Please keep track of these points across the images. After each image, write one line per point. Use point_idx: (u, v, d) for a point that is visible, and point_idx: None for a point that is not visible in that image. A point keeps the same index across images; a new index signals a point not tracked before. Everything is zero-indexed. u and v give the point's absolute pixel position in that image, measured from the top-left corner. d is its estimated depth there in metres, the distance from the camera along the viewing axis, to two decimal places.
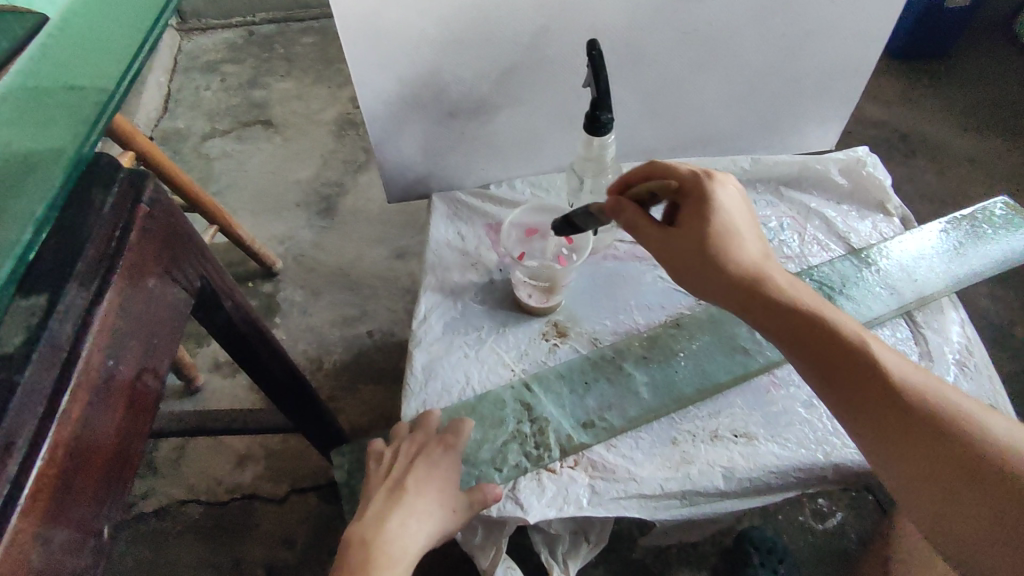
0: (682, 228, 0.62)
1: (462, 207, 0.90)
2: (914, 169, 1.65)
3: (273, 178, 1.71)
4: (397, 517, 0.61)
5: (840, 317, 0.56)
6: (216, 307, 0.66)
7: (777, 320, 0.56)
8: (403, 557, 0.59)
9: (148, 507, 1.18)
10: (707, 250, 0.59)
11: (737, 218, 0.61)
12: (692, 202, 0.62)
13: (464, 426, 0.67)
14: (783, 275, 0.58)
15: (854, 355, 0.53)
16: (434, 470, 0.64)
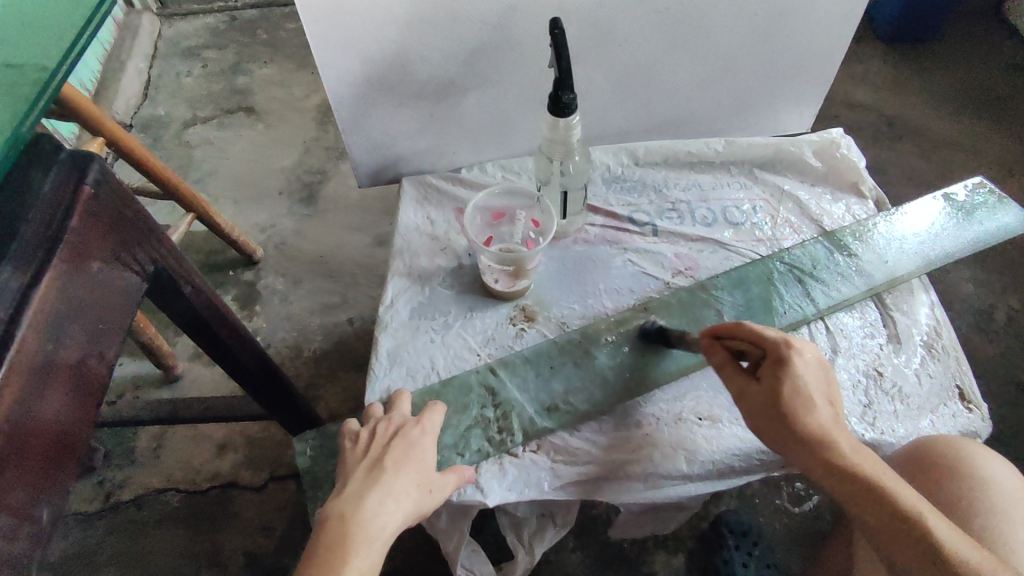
0: (762, 390, 0.58)
1: (432, 192, 0.88)
2: (899, 153, 1.64)
3: (254, 165, 1.70)
4: (375, 496, 0.56)
5: (902, 487, 0.54)
6: (176, 294, 0.65)
7: (846, 492, 0.54)
8: (382, 536, 0.55)
9: (127, 496, 1.18)
10: (784, 417, 0.56)
11: (817, 380, 0.58)
12: (774, 365, 0.58)
13: (438, 407, 0.66)
14: (853, 444, 0.56)
15: (916, 531, 0.52)
16: (414, 448, 0.61)
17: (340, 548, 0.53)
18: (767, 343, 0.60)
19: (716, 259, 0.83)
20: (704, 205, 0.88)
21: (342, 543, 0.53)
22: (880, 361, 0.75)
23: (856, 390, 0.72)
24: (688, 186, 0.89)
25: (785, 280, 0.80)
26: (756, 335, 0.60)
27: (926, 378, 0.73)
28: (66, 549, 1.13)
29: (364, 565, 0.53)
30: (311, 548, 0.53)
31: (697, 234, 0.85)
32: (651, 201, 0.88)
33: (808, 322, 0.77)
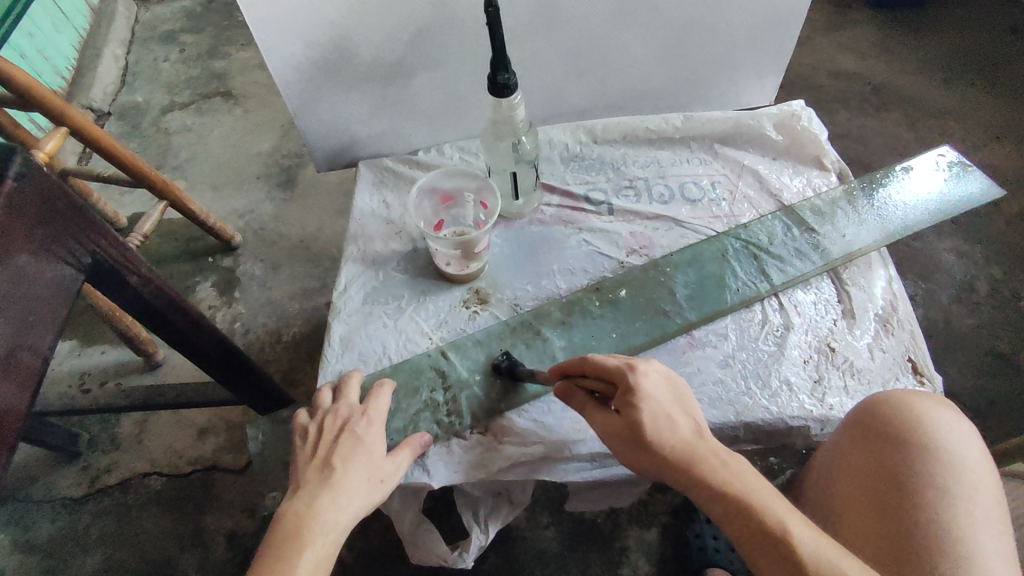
0: (620, 420, 0.57)
1: (388, 175, 0.88)
2: (885, 122, 1.60)
3: (232, 150, 1.69)
4: (327, 494, 0.55)
5: (766, 496, 0.53)
6: (121, 285, 0.66)
7: (713, 511, 0.53)
8: (336, 529, 0.54)
9: (112, 481, 1.20)
10: (644, 443, 0.56)
11: (670, 403, 0.58)
12: (623, 396, 0.58)
13: (383, 394, 0.65)
14: (720, 461, 0.55)
15: (774, 538, 0.50)
16: (362, 443, 0.60)
17: (293, 548, 0.52)
18: (610, 373, 0.59)
19: (672, 237, 0.82)
20: (662, 182, 0.87)
21: (294, 541, 0.52)
22: (833, 336, 0.74)
23: (807, 366, 0.72)
24: (646, 163, 0.89)
25: (740, 257, 0.79)
26: (598, 367, 0.60)
27: (879, 353, 0.73)
28: (54, 533, 1.15)
29: (319, 560, 0.52)
30: (262, 550, 0.52)
31: (653, 212, 0.84)
32: (608, 179, 0.87)
33: (761, 299, 0.76)
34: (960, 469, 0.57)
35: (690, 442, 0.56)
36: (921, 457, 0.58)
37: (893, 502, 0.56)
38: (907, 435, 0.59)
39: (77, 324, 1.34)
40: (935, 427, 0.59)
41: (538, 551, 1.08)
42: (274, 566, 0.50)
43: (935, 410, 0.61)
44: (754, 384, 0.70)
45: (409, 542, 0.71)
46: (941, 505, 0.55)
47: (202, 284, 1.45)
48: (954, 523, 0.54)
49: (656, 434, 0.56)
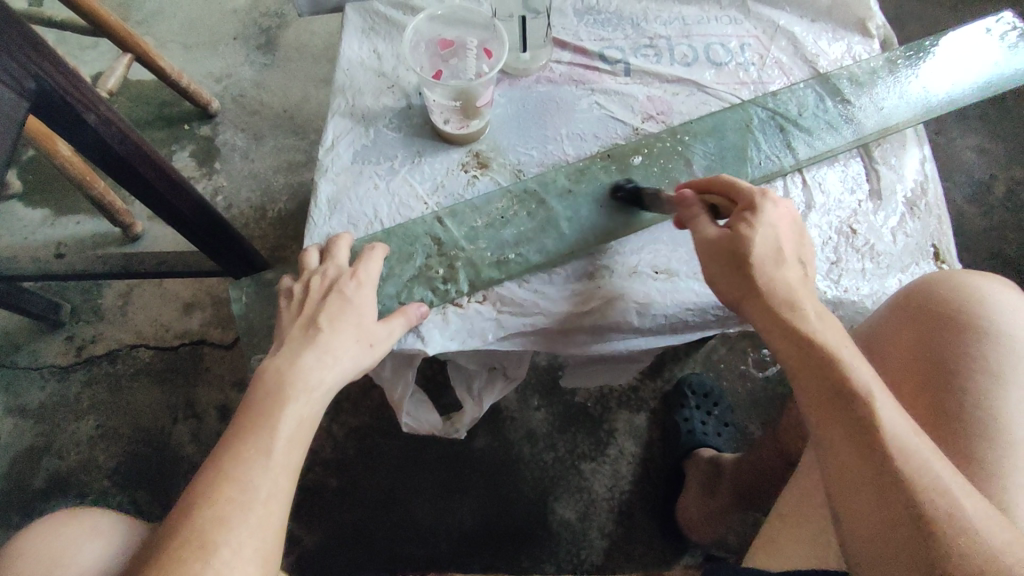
0: (721, 240, 0.54)
1: (379, 20, 0.78)
2: (925, 3, 1.46)
3: (205, 5, 1.52)
4: (311, 352, 0.52)
5: (855, 355, 0.49)
6: (77, 123, 0.59)
7: (791, 354, 0.50)
8: (321, 388, 0.51)
9: (98, 351, 1.18)
10: (743, 270, 0.53)
11: (788, 240, 0.54)
12: (741, 215, 0.55)
13: (375, 255, 0.60)
14: (815, 310, 0.52)
15: (851, 390, 0.47)
16: (350, 303, 0.56)
17: (275, 404, 0.49)
18: (738, 194, 0.57)
19: (692, 103, 0.75)
20: (686, 42, 0.77)
21: (275, 397, 0.49)
22: (856, 217, 0.69)
23: (825, 247, 0.67)
24: (670, 20, 0.79)
25: (765, 128, 0.73)
26: (728, 185, 0.57)
27: (901, 237, 0.68)
28: (45, 400, 1.14)
29: (302, 418, 0.50)
30: (242, 405, 0.49)
31: (674, 75, 0.76)
32: (627, 36, 0.78)
33: (783, 174, 0.71)
34: (1019, 354, 0.54)
35: (790, 287, 0.52)
36: (974, 342, 0.54)
37: (935, 381, 0.54)
38: (965, 321, 0.56)
39: (48, 191, 1.26)
40: (995, 311, 0.56)
41: (527, 430, 1.09)
42: (254, 422, 0.48)
43: (998, 294, 0.57)
44: None
45: (401, 411, 0.69)
46: (995, 395, 0.52)
47: (179, 153, 1.36)
48: (1004, 411, 0.51)
49: (760, 274, 0.52)
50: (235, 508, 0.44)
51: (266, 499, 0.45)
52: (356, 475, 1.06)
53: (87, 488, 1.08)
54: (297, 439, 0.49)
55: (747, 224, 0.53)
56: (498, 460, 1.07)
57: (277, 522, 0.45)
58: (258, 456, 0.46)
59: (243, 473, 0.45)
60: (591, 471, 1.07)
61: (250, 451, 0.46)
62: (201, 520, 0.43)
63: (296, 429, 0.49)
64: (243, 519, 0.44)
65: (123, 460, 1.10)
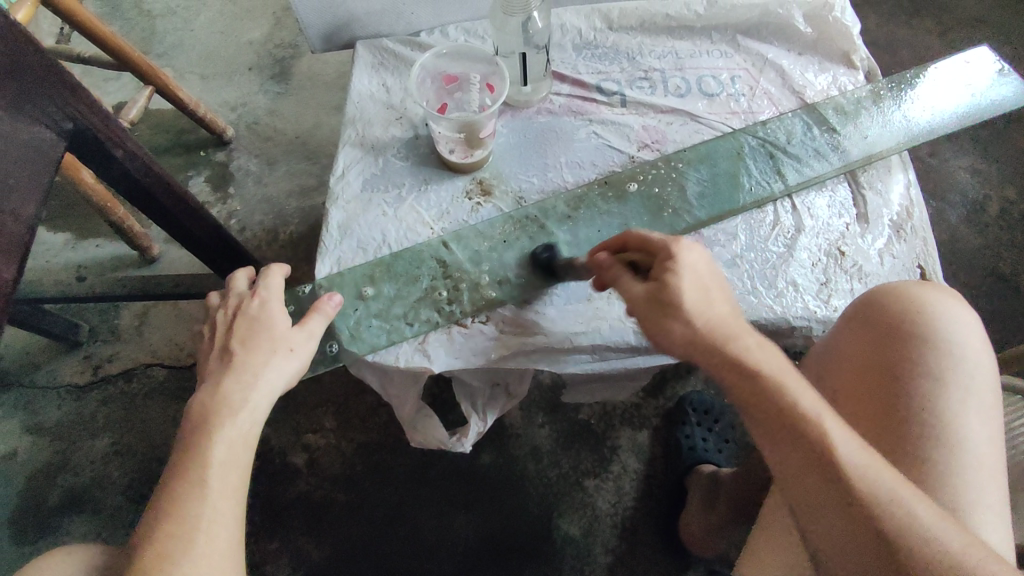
0: (649, 290, 0.56)
1: (388, 57, 0.83)
2: (916, 30, 1.50)
3: (222, 37, 1.59)
4: (230, 375, 0.55)
5: (801, 386, 0.51)
6: (107, 158, 0.63)
7: (741, 391, 0.52)
8: (246, 404, 0.55)
9: (115, 370, 1.21)
10: (673, 310, 0.54)
11: (707, 279, 0.56)
12: (661, 264, 0.56)
13: (274, 274, 0.64)
14: (756, 341, 0.54)
15: (803, 422, 0.49)
16: (257, 319, 0.59)
17: (204, 431, 0.52)
18: (652, 245, 0.58)
19: (686, 132, 0.78)
20: (679, 74, 0.82)
21: (203, 427, 0.53)
22: (845, 240, 0.71)
23: (815, 268, 0.69)
24: (664, 54, 0.83)
25: (756, 156, 0.76)
26: (642, 240, 0.59)
27: (889, 258, 0.70)
28: (61, 418, 1.17)
29: (234, 436, 0.53)
30: (175, 442, 0.53)
31: (668, 106, 0.80)
32: (622, 69, 0.82)
33: (774, 200, 0.74)
34: (959, 365, 0.57)
35: (725, 325, 0.54)
36: (918, 351, 0.57)
37: (885, 393, 0.57)
38: (911, 330, 0.58)
39: (71, 216, 1.31)
40: (937, 321, 0.58)
41: (532, 447, 1.12)
42: (186, 453, 0.51)
43: (937, 300, 0.60)
44: (759, 284, 0.68)
45: (408, 424, 0.71)
46: (941, 404, 0.55)
47: (195, 178, 1.41)
48: (949, 414, 0.55)
49: (698, 313, 0.54)
50: (182, 536, 0.47)
51: (209, 520, 0.49)
52: (363, 491, 1.08)
53: (100, 504, 1.10)
54: (233, 458, 0.52)
55: (670, 273, 0.54)
56: (503, 476, 1.09)
57: (229, 539, 0.49)
58: (198, 484, 0.50)
59: (184, 503, 0.49)
60: (593, 487, 1.09)
61: (188, 480, 0.50)
62: (148, 554, 0.47)
63: (231, 450, 0.52)
64: (191, 545, 0.47)
65: (137, 476, 1.13)
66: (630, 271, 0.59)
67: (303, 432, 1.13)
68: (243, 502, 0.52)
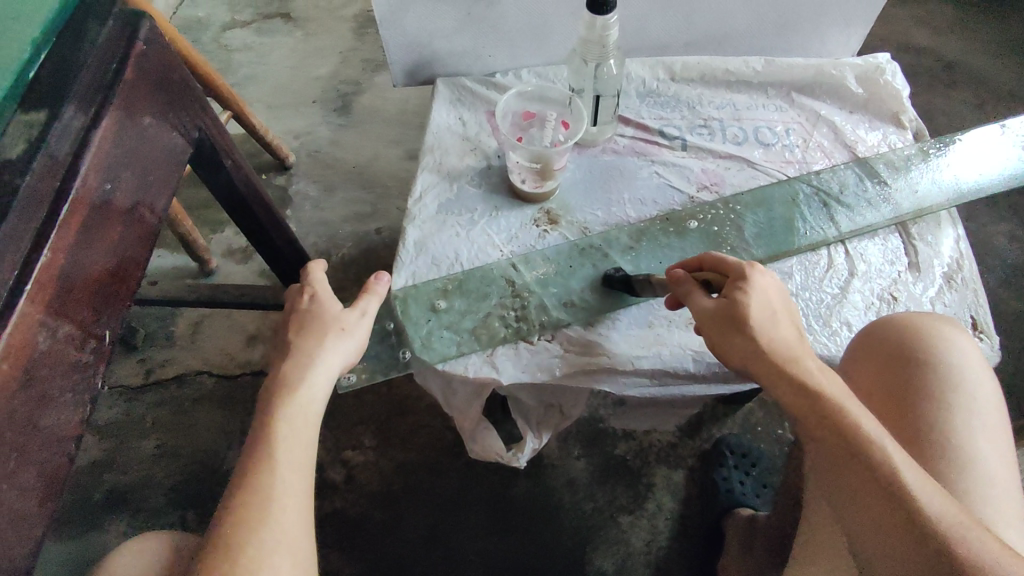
0: (718, 308, 0.58)
1: (465, 93, 0.89)
2: (952, 100, 1.56)
3: (292, 72, 1.70)
4: (289, 358, 0.58)
5: (862, 411, 0.54)
6: (217, 166, 0.69)
7: (804, 409, 0.55)
8: (305, 382, 0.56)
9: (168, 375, 1.26)
10: (744, 330, 0.56)
11: (778, 301, 0.59)
12: (733, 285, 0.58)
13: (318, 266, 0.65)
14: (817, 362, 0.57)
15: (871, 446, 0.51)
16: (309, 311, 0.61)
17: (269, 413, 0.54)
18: (727, 267, 0.61)
19: (743, 177, 0.83)
20: (737, 124, 0.87)
21: (268, 407, 0.55)
22: (896, 286, 0.75)
23: (868, 311, 0.72)
24: (723, 105, 0.89)
25: (810, 203, 0.80)
26: (718, 261, 0.62)
27: (940, 306, 0.73)
28: (112, 417, 1.21)
29: (295, 414, 0.55)
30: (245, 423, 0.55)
31: (726, 152, 0.85)
32: (683, 117, 0.87)
33: (828, 244, 0.77)
34: (965, 384, 0.61)
35: (790, 347, 0.57)
36: (923, 375, 0.61)
37: (898, 415, 0.61)
38: (918, 351, 0.62)
39: None
40: (943, 343, 0.62)
41: (567, 479, 1.13)
42: (253, 432, 0.53)
43: (944, 328, 0.64)
44: (814, 322, 0.71)
45: (468, 438, 0.73)
46: (948, 423, 0.59)
47: None
48: (958, 433, 0.58)
49: (770, 334, 0.57)
50: (255, 511, 0.49)
51: (280, 494, 0.51)
52: (398, 511, 1.10)
53: (143, 503, 1.13)
54: (297, 434, 0.54)
55: (740, 299, 0.57)
56: (537, 506, 1.10)
57: (298, 510, 0.51)
58: (266, 461, 0.52)
59: (253, 480, 0.50)
60: (627, 523, 1.09)
61: (255, 459, 0.52)
62: (224, 529, 0.49)
63: (294, 428, 0.54)
64: (264, 518, 0.49)
65: (180, 480, 1.15)
66: (702, 288, 0.62)
67: (344, 447, 1.15)
68: (309, 475, 0.54)
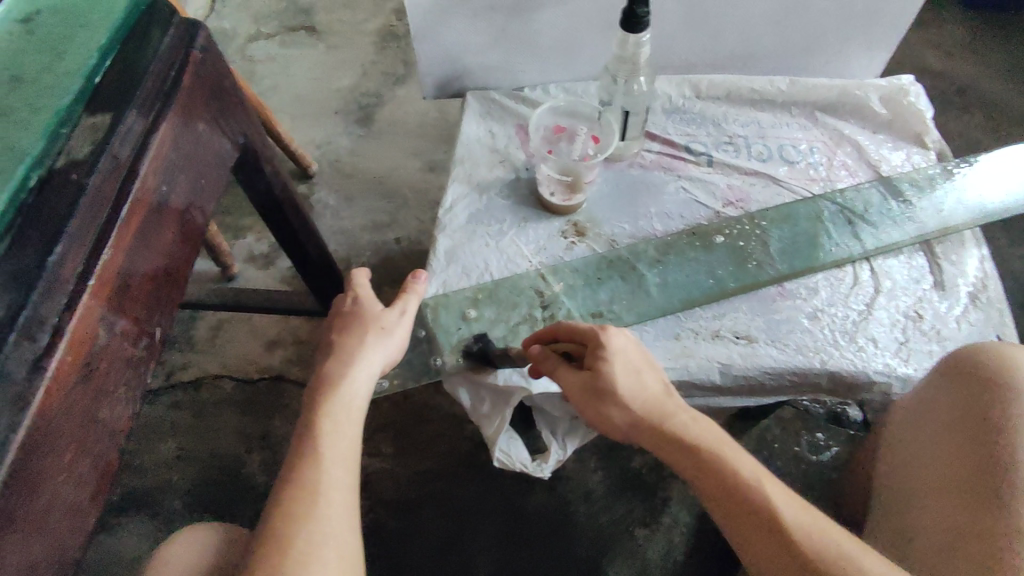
0: (583, 377, 0.61)
1: (495, 107, 0.91)
2: (967, 122, 1.58)
3: (315, 83, 1.73)
4: (333, 357, 0.60)
5: (740, 458, 0.56)
6: (257, 171, 0.70)
7: (687, 463, 0.57)
8: (347, 379, 0.58)
9: (187, 378, 1.27)
10: (606, 393, 0.59)
11: (637, 360, 0.62)
12: (591, 352, 0.62)
13: (362, 272, 0.67)
14: (689, 415, 0.59)
15: (749, 494, 0.53)
16: (350, 312, 0.64)
17: (314, 412, 0.56)
18: (581, 334, 0.64)
19: (768, 194, 0.85)
20: (762, 141, 0.88)
21: (314, 405, 0.57)
22: (922, 304, 0.75)
23: (894, 328, 0.73)
24: (748, 122, 0.90)
25: (835, 221, 0.81)
26: (571, 330, 0.64)
27: (966, 325, 0.74)
28: None
29: (339, 411, 0.57)
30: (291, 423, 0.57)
31: (751, 169, 0.86)
32: (709, 134, 0.89)
33: (853, 261, 0.78)
34: None
35: (658, 403, 0.60)
36: (1013, 401, 0.58)
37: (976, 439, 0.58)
38: (1003, 377, 0.59)
39: None
40: None
41: (583, 491, 1.13)
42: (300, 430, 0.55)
43: None
44: (840, 337, 0.72)
45: (493, 445, 0.71)
46: None
47: None
48: None
49: (639, 393, 0.60)
50: (301, 505, 0.50)
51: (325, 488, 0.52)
52: (414, 519, 1.10)
53: (160, 506, 1.14)
54: (341, 430, 0.56)
55: (601, 362, 0.60)
56: (553, 518, 1.10)
57: (342, 505, 0.52)
58: (311, 458, 0.53)
59: (300, 475, 0.52)
60: (643, 537, 1.09)
61: (304, 456, 0.53)
62: (272, 522, 0.50)
63: (338, 425, 0.56)
64: (312, 510, 0.50)
65: (198, 483, 1.16)
66: (570, 356, 0.65)
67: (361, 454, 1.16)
68: (353, 471, 0.55)
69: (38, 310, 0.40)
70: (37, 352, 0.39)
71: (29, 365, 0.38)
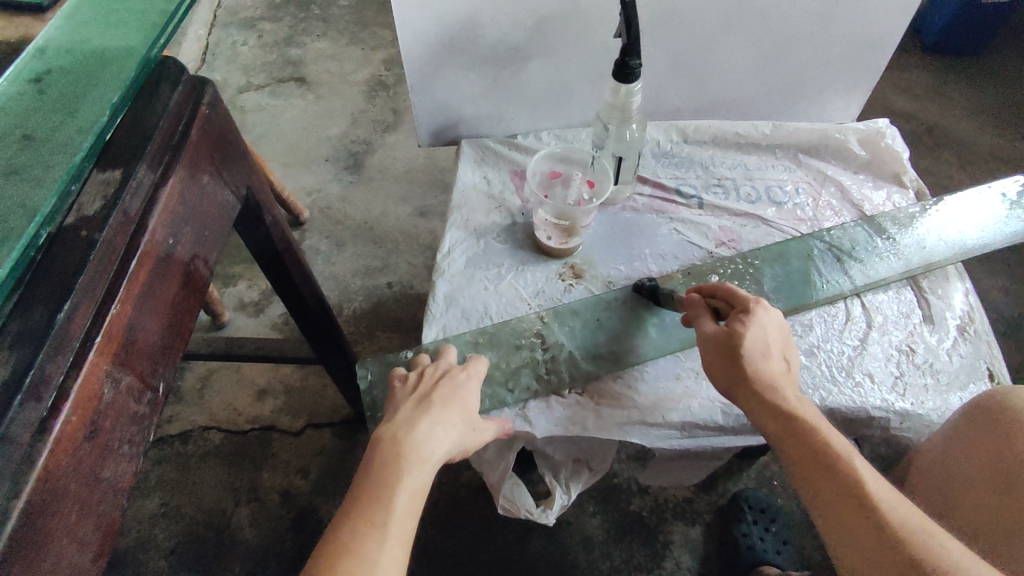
0: (718, 333, 0.62)
1: (489, 154, 0.93)
2: (936, 161, 1.64)
3: (304, 132, 1.76)
4: (427, 420, 0.57)
5: (835, 433, 0.56)
6: (258, 221, 0.71)
7: (785, 428, 0.56)
8: (432, 459, 0.55)
9: (173, 431, 1.23)
10: (736, 352, 0.59)
11: (776, 338, 0.61)
12: (737, 314, 0.62)
13: (483, 359, 0.68)
14: (800, 392, 0.59)
15: (843, 464, 0.53)
16: (461, 389, 0.62)
17: (392, 476, 0.53)
18: (736, 300, 0.65)
19: (758, 234, 0.87)
20: (749, 183, 0.91)
21: (394, 468, 0.53)
22: (913, 338, 0.77)
23: (888, 362, 0.74)
24: (734, 165, 0.93)
25: (824, 258, 0.83)
26: (731, 292, 0.66)
27: (957, 357, 0.75)
28: None
29: (414, 490, 0.53)
30: (360, 477, 0.53)
31: (740, 210, 0.89)
32: (698, 176, 0.92)
33: (844, 297, 0.80)
34: None
35: (779, 374, 0.59)
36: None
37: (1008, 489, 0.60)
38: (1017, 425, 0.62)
39: None
40: None
41: (583, 537, 1.10)
42: (372, 487, 0.52)
43: None
44: (837, 373, 0.73)
45: (498, 493, 0.71)
46: None
47: None
48: None
49: (762, 358, 0.59)
50: None
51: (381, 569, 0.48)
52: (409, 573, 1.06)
53: (141, 567, 1.09)
54: (409, 511, 0.52)
55: (738, 326, 0.60)
56: (553, 567, 1.07)
57: None
58: (376, 529, 0.50)
59: (363, 547, 0.48)
60: None
61: (366, 525, 0.50)
62: None
63: (411, 504, 0.52)
64: None
65: (183, 542, 1.11)
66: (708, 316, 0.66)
67: None
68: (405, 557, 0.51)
69: (45, 369, 0.39)
70: (42, 414, 0.38)
71: (33, 428, 0.38)
